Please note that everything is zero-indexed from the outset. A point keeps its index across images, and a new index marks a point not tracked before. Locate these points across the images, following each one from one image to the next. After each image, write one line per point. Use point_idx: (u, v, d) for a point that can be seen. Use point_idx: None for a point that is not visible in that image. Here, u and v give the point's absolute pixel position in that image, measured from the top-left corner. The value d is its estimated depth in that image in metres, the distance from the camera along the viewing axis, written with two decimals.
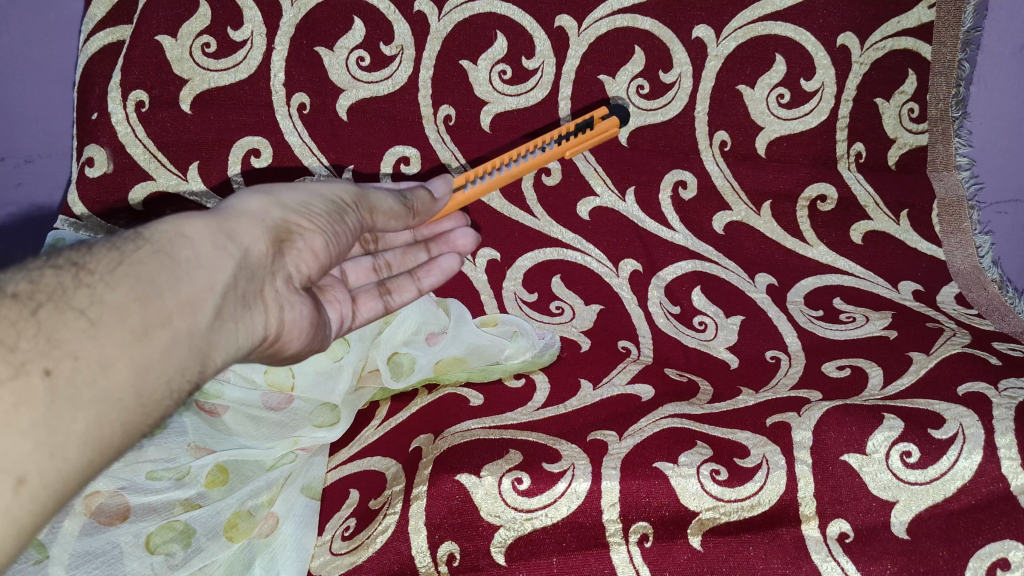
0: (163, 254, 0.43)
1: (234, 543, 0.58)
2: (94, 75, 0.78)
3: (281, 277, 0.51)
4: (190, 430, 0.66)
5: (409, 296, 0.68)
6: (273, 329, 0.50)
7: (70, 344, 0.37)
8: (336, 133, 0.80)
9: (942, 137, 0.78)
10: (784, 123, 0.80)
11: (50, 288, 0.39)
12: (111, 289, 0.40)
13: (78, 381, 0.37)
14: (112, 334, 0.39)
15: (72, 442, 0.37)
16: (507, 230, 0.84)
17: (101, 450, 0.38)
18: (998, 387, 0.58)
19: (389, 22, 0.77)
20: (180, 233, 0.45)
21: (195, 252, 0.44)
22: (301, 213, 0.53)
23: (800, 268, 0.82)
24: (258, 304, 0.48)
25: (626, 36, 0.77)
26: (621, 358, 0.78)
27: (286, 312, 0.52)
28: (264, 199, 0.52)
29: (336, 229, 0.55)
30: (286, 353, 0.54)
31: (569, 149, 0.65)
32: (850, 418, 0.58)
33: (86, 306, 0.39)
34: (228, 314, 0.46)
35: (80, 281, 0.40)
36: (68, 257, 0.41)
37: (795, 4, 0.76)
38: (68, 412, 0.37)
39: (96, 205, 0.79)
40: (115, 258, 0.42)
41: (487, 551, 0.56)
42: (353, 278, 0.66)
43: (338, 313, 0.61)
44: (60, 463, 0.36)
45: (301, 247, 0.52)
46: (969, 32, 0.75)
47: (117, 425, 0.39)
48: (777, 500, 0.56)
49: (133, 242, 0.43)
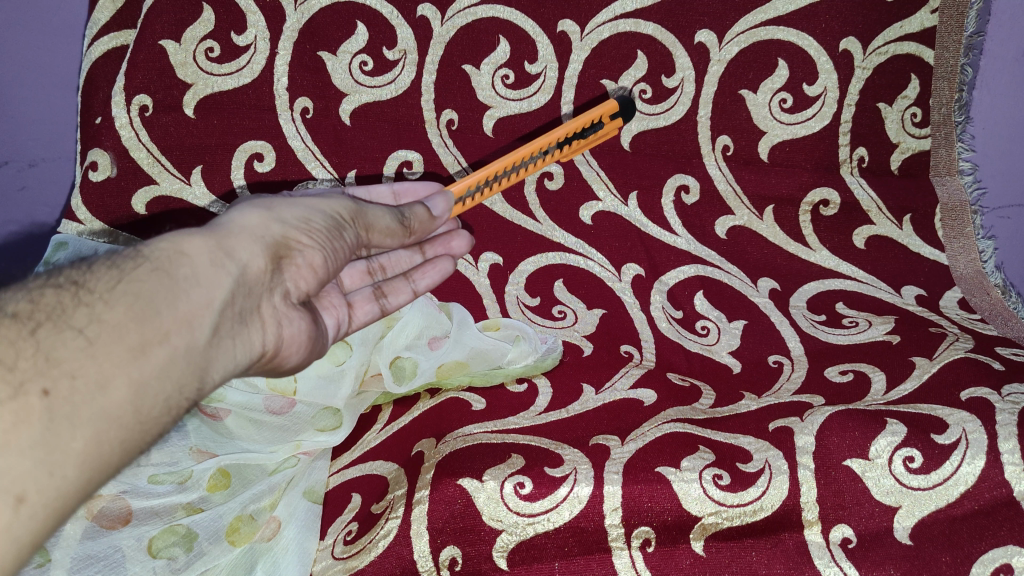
0: (161, 272, 0.43)
1: (236, 547, 0.58)
2: (97, 79, 0.80)
3: (278, 293, 0.51)
4: (191, 433, 0.66)
5: (404, 299, 0.67)
6: (270, 345, 0.50)
7: (68, 362, 0.38)
8: (339, 138, 0.80)
9: (945, 141, 0.78)
10: (786, 127, 0.80)
11: (48, 307, 0.39)
12: (109, 307, 0.40)
13: (76, 400, 0.37)
14: (110, 353, 0.39)
15: (73, 459, 0.37)
16: (510, 234, 0.84)
17: (101, 467, 0.38)
18: (1001, 392, 0.58)
19: (393, 27, 0.77)
20: (179, 251, 0.45)
21: (193, 269, 0.44)
22: (300, 228, 0.52)
23: (803, 273, 0.82)
24: (255, 320, 0.48)
25: (629, 40, 0.77)
26: (623, 362, 0.78)
27: (283, 327, 0.52)
28: (263, 214, 0.52)
29: (334, 245, 0.55)
30: (285, 367, 0.54)
31: (569, 154, 0.71)
32: (853, 423, 0.58)
33: (85, 324, 0.39)
34: (226, 331, 0.46)
35: (78, 299, 0.40)
36: (69, 276, 0.42)
37: (798, 8, 0.76)
38: (67, 430, 0.37)
39: (99, 210, 0.79)
40: (114, 275, 0.42)
41: (488, 555, 0.56)
42: (348, 282, 0.65)
43: (334, 318, 0.61)
44: (59, 481, 0.36)
45: (300, 263, 0.52)
46: (972, 37, 0.75)
47: (116, 442, 0.39)
48: (778, 505, 0.56)
49: (132, 259, 0.43)
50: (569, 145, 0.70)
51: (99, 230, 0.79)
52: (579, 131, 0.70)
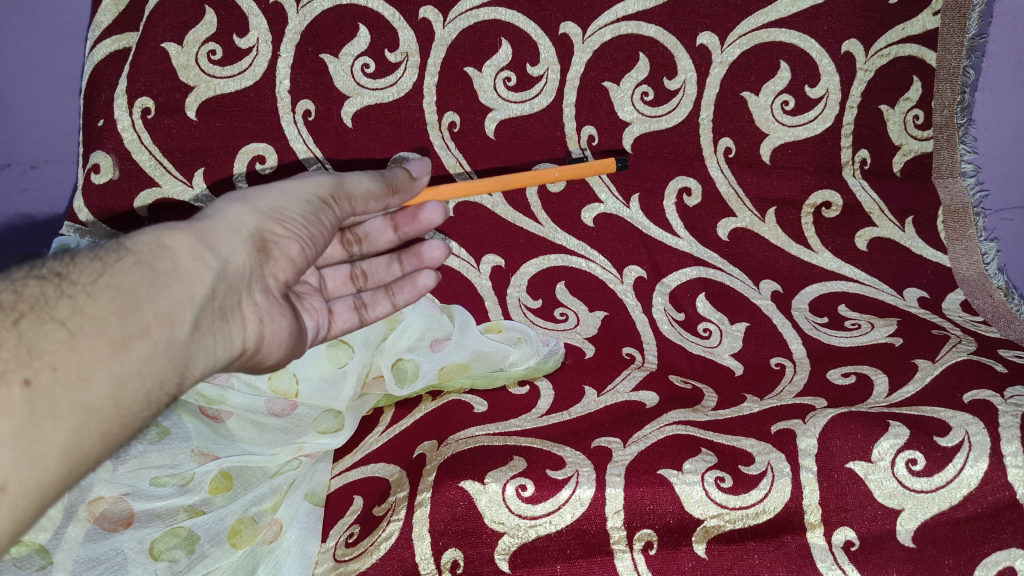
0: (144, 265, 0.44)
1: (237, 549, 0.58)
2: (100, 82, 0.80)
3: (260, 289, 0.51)
4: (193, 435, 0.65)
5: (384, 310, 0.68)
6: (252, 342, 0.50)
7: (50, 355, 0.38)
8: (342, 140, 0.80)
9: (948, 143, 0.78)
10: (789, 130, 0.80)
11: (32, 298, 0.40)
12: (91, 300, 0.41)
13: (58, 392, 0.38)
14: (92, 345, 0.40)
15: (54, 452, 0.38)
16: (511, 236, 0.83)
17: (81, 460, 0.39)
18: (1004, 395, 0.58)
19: (395, 30, 0.77)
20: (161, 244, 0.45)
21: (175, 263, 0.45)
22: (278, 220, 0.53)
23: (806, 276, 0.82)
24: (235, 316, 0.48)
25: (631, 43, 0.77)
26: (625, 364, 0.79)
27: (265, 324, 0.51)
28: (242, 206, 0.52)
29: (311, 232, 0.55)
30: (266, 365, 0.53)
31: (562, 173, 0.73)
32: (855, 426, 0.57)
33: (67, 316, 0.40)
34: (207, 327, 0.46)
35: (62, 292, 0.41)
36: (52, 268, 0.42)
37: (800, 11, 0.76)
38: (47, 422, 0.38)
39: (101, 212, 0.79)
40: (97, 268, 0.43)
41: (491, 558, 0.56)
42: (331, 286, 0.67)
43: (314, 321, 0.61)
44: (40, 472, 0.37)
45: (278, 256, 0.52)
46: (974, 39, 0.75)
47: (98, 436, 0.40)
48: (782, 508, 0.56)
49: (115, 253, 0.44)
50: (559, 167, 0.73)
51: (100, 232, 0.79)
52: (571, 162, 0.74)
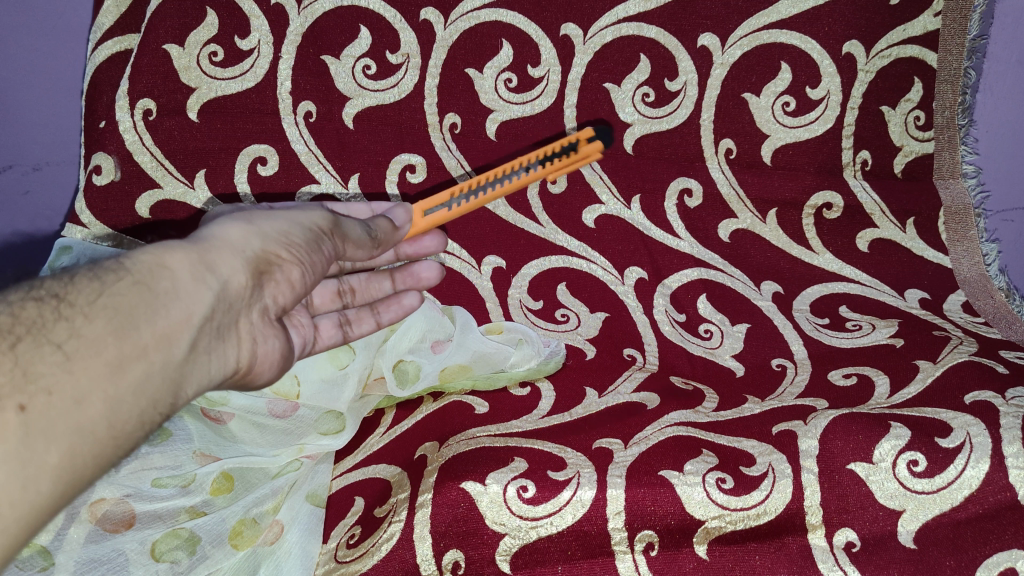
0: (142, 286, 0.44)
1: (239, 550, 0.58)
2: (100, 84, 0.80)
3: (257, 309, 0.52)
4: (195, 437, 0.66)
5: (368, 328, 0.69)
6: (244, 361, 0.51)
7: (45, 378, 0.38)
8: (342, 142, 0.81)
9: (948, 145, 0.79)
10: (789, 131, 0.80)
11: (28, 321, 0.40)
12: (88, 322, 0.41)
13: (52, 415, 0.38)
14: (87, 367, 0.40)
15: (48, 474, 0.38)
16: (513, 238, 0.83)
17: (76, 479, 0.39)
18: (1005, 396, 0.58)
19: (396, 31, 0.78)
20: (160, 264, 0.45)
21: (174, 284, 0.45)
22: (281, 243, 0.53)
23: (808, 277, 0.82)
24: (231, 335, 0.49)
25: (631, 44, 0.77)
26: (626, 366, 0.79)
27: (257, 344, 0.53)
28: (244, 227, 0.52)
29: (313, 258, 0.55)
30: (256, 383, 0.55)
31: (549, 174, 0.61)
32: (856, 427, 0.57)
33: (63, 339, 0.40)
34: (203, 347, 0.46)
35: (59, 314, 0.41)
36: (50, 288, 0.42)
37: (800, 12, 0.76)
38: (41, 445, 0.37)
39: (103, 214, 0.79)
40: (96, 288, 0.42)
41: (492, 559, 0.57)
42: (318, 301, 0.68)
43: (301, 336, 0.62)
44: (33, 495, 0.37)
45: (279, 278, 0.53)
46: (975, 41, 0.76)
47: (91, 456, 0.40)
48: (783, 509, 0.56)
49: (114, 272, 0.44)
50: (551, 162, 0.60)
51: (102, 233, 0.79)
52: (560, 148, 0.60)
